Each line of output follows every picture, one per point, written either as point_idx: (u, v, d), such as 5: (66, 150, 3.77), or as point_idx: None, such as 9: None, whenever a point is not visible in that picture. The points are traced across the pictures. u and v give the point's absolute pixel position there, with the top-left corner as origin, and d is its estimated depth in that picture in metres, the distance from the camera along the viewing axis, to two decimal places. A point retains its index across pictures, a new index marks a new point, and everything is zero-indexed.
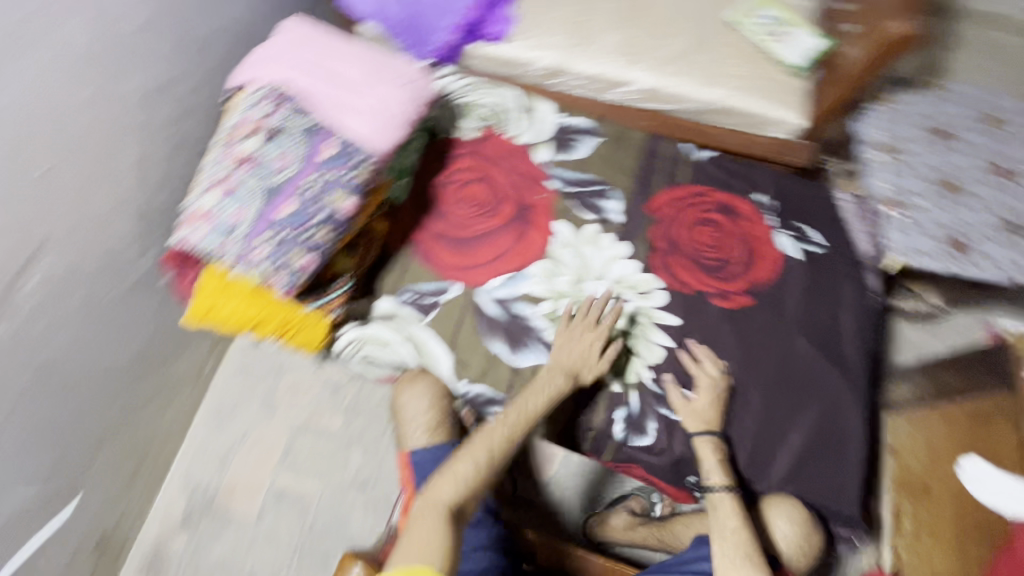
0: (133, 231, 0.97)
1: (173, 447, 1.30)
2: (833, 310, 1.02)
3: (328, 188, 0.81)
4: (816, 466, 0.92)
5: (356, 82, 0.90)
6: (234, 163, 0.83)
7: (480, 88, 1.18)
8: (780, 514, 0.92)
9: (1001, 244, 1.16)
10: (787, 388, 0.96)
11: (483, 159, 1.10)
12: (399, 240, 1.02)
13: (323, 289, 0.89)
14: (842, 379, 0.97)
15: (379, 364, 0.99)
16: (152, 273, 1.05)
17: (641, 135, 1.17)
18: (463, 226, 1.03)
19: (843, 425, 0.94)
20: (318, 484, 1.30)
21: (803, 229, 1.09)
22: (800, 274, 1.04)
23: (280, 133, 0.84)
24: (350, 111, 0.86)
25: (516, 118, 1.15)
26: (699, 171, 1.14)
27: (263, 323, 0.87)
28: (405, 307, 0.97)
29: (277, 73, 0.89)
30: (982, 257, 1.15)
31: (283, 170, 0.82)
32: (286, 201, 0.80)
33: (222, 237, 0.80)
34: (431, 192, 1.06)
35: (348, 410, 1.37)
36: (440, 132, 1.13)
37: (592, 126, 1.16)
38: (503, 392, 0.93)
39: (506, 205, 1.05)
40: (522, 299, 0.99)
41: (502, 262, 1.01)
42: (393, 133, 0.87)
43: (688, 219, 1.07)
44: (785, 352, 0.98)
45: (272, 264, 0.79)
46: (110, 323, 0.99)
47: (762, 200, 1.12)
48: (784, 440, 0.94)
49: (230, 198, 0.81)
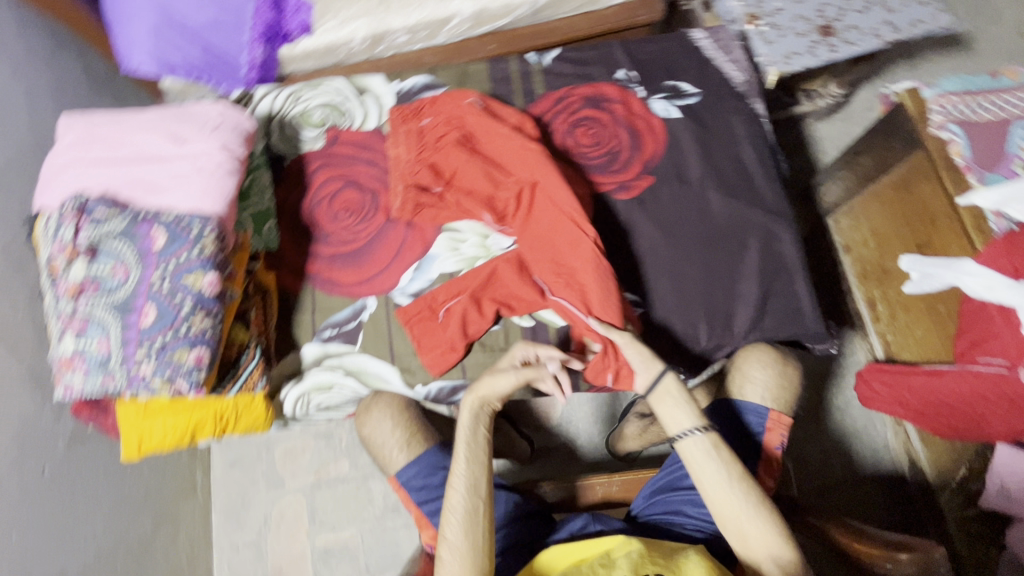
0: (33, 400, 0.93)
1: (204, 565, 1.30)
2: (732, 152, 1.00)
3: (180, 277, 0.73)
4: (776, 307, 0.92)
5: (161, 150, 0.82)
6: (67, 296, 0.71)
7: (304, 90, 1.09)
8: (755, 363, 0.90)
9: (860, 12, 1.12)
10: (721, 245, 0.94)
11: (343, 161, 1.02)
12: (295, 281, 0.96)
13: (232, 374, 0.82)
14: (766, 213, 0.96)
15: (338, 406, 0.97)
16: (79, 427, 1.02)
17: (483, 65, 1.10)
18: (351, 239, 0.97)
19: (783, 255, 0.94)
20: (354, 528, 1.32)
21: (674, 85, 1.05)
22: (687, 130, 1.01)
23: (100, 244, 0.73)
24: (167, 182, 0.79)
25: (355, 105, 1.07)
26: (553, 75, 1.08)
27: (198, 428, 0.84)
28: (332, 345, 0.93)
29: (64, 180, 0.79)
30: (850, 33, 1.10)
31: (123, 280, 0.72)
32: (144, 310, 0.72)
33: (101, 373, 0.72)
34: (304, 218, 0.99)
35: (349, 451, 1.38)
36: (284, 153, 1.04)
37: (431, 80, 1.10)
38: (461, 378, 0.92)
39: (383, 194, 0.99)
40: (439, 283, 0.95)
41: (404, 255, 0.96)
42: (225, 185, 0.81)
43: (561, 128, 1.02)
44: (702, 214, 0.96)
45: (166, 374, 0.73)
46: (68, 500, 0.98)
47: (623, 75, 1.07)
48: (738, 296, 0.92)
49: (85, 333, 0.72)
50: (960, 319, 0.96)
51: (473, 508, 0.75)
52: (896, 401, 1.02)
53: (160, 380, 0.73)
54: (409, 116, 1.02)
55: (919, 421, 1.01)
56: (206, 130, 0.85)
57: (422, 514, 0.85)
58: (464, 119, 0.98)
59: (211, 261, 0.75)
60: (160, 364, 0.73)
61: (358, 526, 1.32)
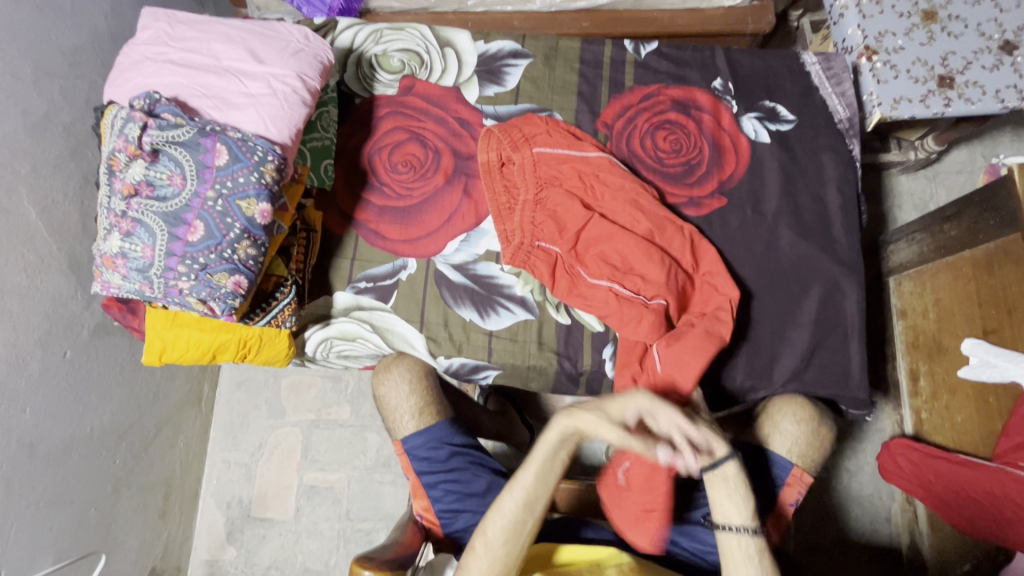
0: (67, 285, 0.95)
1: (195, 474, 1.33)
2: (815, 192, 0.94)
3: (233, 200, 0.71)
4: (824, 363, 0.88)
5: (237, 65, 0.80)
6: (122, 195, 0.70)
7: (386, 30, 1.04)
8: (788, 417, 0.88)
9: (988, 69, 1.02)
10: (781, 286, 0.90)
11: (413, 113, 0.98)
12: (340, 226, 0.94)
13: (264, 307, 0.82)
14: (835, 263, 0.90)
15: (357, 357, 0.97)
16: (105, 319, 1.04)
17: (575, 43, 1.04)
18: (404, 195, 0.95)
19: (843, 311, 0.89)
20: (342, 473, 1.34)
21: (771, 107, 0.99)
22: (773, 158, 0.95)
23: (161, 148, 0.71)
24: (237, 100, 0.77)
25: (436, 57, 1.03)
26: (646, 69, 1.02)
27: (220, 350, 0.84)
28: (363, 296, 0.92)
29: (137, 76, 0.78)
30: (970, 89, 1.01)
31: (178, 190, 0.71)
32: (194, 225, 0.71)
33: (139, 278, 0.71)
34: (362, 163, 0.96)
35: (353, 398, 1.39)
36: (355, 93, 1.00)
37: (519, 47, 1.04)
38: (483, 358, 0.90)
39: (446, 156, 0.96)
40: (483, 259, 0.92)
41: (454, 224, 0.93)
42: (294, 115, 0.79)
43: (643, 127, 0.97)
44: (769, 250, 0.91)
45: (201, 294, 0.72)
46: (83, 386, 1.00)
47: (720, 85, 1.00)
48: (786, 342, 0.88)
49: (132, 236, 0.70)
50: (1011, 419, 0.90)
51: (521, 525, 0.72)
52: (916, 482, 1.00)
53: (195, 299, 0.73)
54: (520, 142, 0.93)
55: (933, 505, 0.98)
56: (285, 55, 0.83)
57: (418, 484, 0.86)
58: (582, 167, 0.91)
59: (265, 191, 0.73)
60: (197, 285, 0.72)
61: (346, 472, 1.34)
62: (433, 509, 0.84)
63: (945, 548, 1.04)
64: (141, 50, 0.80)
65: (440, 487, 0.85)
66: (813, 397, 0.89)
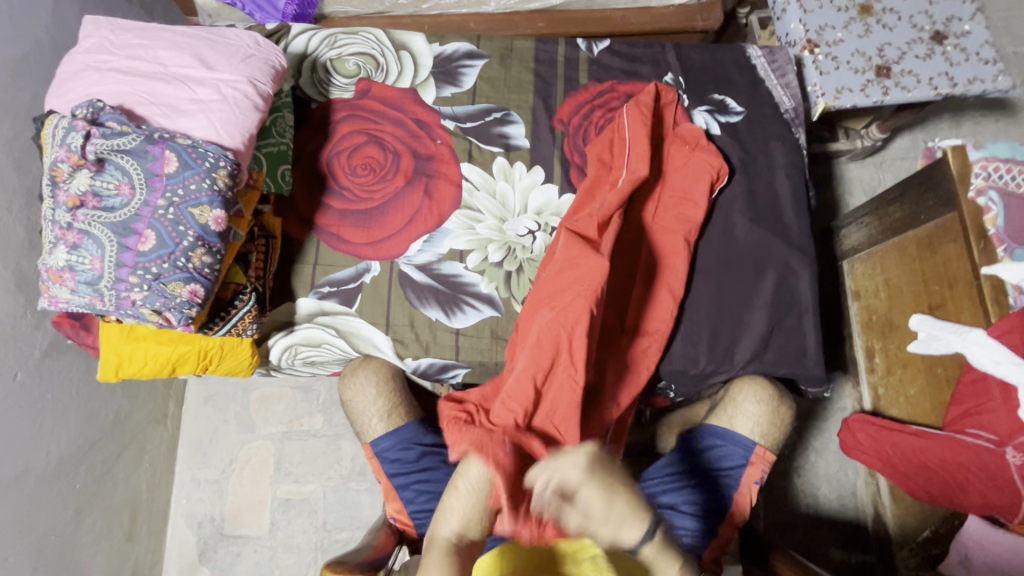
0: (16, 305, 0.91)
1: (163, 495, 1.29)
2: (766, 179, 0.98)
3: (185, 207, 0.70)
4: (783, 343, 0.91)
5: (185, 71, 0.78)
6: (66, 206, 0.68)
7: (340, 35, 1.04)
8: (749, 397, 0.89)
9: (921, 58, 1.07)
10: (737, 269, 0.93)
11: (371, 116, 0.98)
12: (301, 231, 0.93)
13: (223, 315, 0.81)
14: (787, 247, 0.94)
15: (324, 363, 0.96)
16: (60, 337, 1.00)
17: (529, 43, 1.06)
18: (365, 198, 0.94)
19: (798, 292, 0.92)
20: (317, 484, 1.32)
21: (720, 99, 1.02)
22: (725, 148, 0.98)
23: (106, 158, 0.69)
24: (186, 107, 0.76)
25: (391, 60, 1.03)
26: (599, 66, 1.04)
27: (178, 362, 0.82)
28: (327, 302, 0.91)
29: (80, 85, 0.76)
30: (906, 78, 1.06)
31: (126, 200, 0.69)
32: (144, 234, 0.69)
33: (88, 291, 0.69)
34: (320, 168, 0.95)
35: (325, 407, 1.37)
36: (311, 97, 1.00)
37: (474, 48, 1.05)
38: (451, 357, 0.91)
39: (406, 158, 0.96)
40: (447, 258, 0.92)
41: (416, 225, 0.93)
42: (246, 120, 0.78)
43: (598, 123, 0.99)
44: (724, 237, 0.94)
45: (155, 304, 0.70)
46: (37, 409, 0.96)
47: (671, 79, 1.03)
48: (745, 325, 0.91)
49: (78, 248, 0.68)
50: (958, 387, 0.94)
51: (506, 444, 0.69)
52: (879, 457, 1.01)
53: (148, 311, 0.71)
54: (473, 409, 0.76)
55: (896, 479, 0.99)
56: (235, 60, 0.82)
57: (390, 486, 0.86)
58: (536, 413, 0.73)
59: (218, 197, 0.72)
60: (149, 295, 0.70)
61: (321, 482, 1.32)
62: (406, 510, 0.84)
63: (905, 519, 1.08)
64: (84, 59, 0.78)
65: (412, 489, 0.85)
66: (777, 379, 0.91)
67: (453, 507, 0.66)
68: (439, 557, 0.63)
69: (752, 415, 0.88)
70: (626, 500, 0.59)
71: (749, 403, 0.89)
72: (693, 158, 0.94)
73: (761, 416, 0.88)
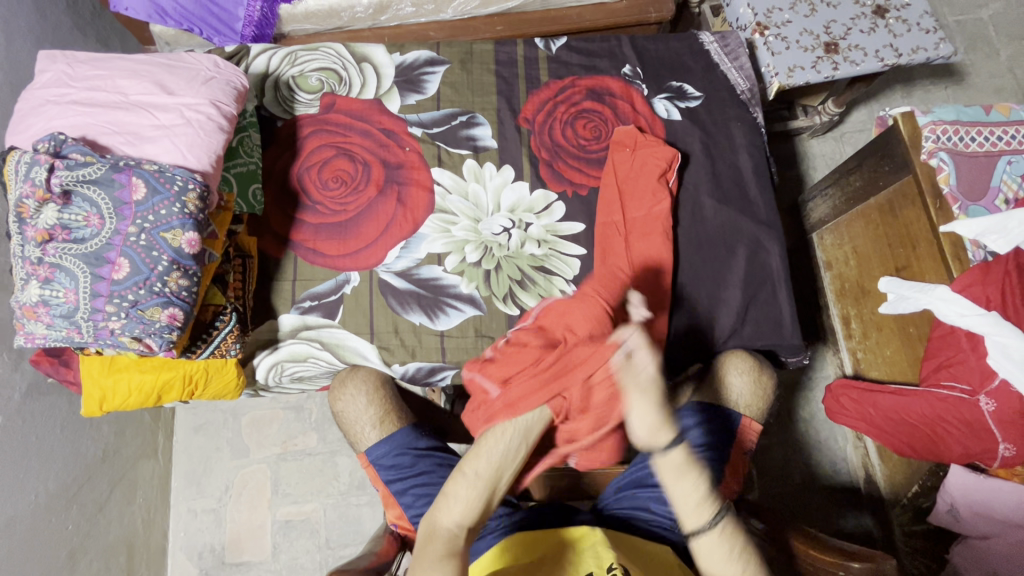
0: None
1: (160, 529, 1.27)
2: (729, 159, 1.00)
3: (157, 232, 0.70)
4: (760, 317, 0.93)
5: (146, 97, 0.78)
6: (35, 241, 0.68)
7: (301, 52, 1.05)
8: (732, 370, 0.91)
9: (866, 32, 1.11)
10: (710, 249, 0.95)
11: (337, 129, 0.99)
12: (278, 248, 0.93)
13: (205, 337, 0.80)
14: (756, 222, 0.97)
15: (312, 378, 0.96)
16: (38, 379, 0.99)
17: (488, 46, 1.07)
18: (339, 211, 0.95)
19: (769, 266, 0.95)
20: (317, 501, 1.31)
21: (677, 86, 1.05)
22: (687, 132, 1.01)
23: (73, 190, 0.69)
24: (150, 133, 0.76)
25: (354, 73, 1.04)
26: (559, 63, 1.06)
27: (164, 390, 0.82)
28: (309, 316, 0.91)
29: (40, 120, 0.75)
30: (853, 52, 1.10)
31: (97, 230, 0.69)
32: (117, 263, 0.69)
33: (64, 324, 0.69)
34: (292, 185, 0.96)
35: (318, 424, 1.36)
36: (277, 116, 1.00)
37: (434, 54, 1.07)
38: (438, 359, 0.91)
39: (377, 167, 0.97)
40: (425, 262, 0.93)
41: (391, 233, 0.94)
42: (212, 141, 0.78)
43: (563, 118, 1.01)
44: (694, 218, 0.97)
45: (134, 331, 0.70)
46: (21, 452, 0.94)
47: (629, 70, 1.06)
48: (721, 303, 0.93)
49: (51, 282, 0.68)
50: (930, 343, 0.97)
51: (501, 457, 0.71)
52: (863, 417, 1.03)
53: (127, 339, 0.71)
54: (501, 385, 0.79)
55: (880, 438, 1.02)
56: (195, 83, 0.82)
57: (388, 493, 0.86)
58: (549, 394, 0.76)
59: (188, 219, 0.72)
60: (126, 323, 0.70)
61: (321, 500, 1.31)
62: (406, 515, 0.85)
63: (894, 476, 1.11)
64: (41, 94, 0.77)
65: (411, 493, 0.85)
66: (759, 351, 0.94)
67: (458, 495, 0.69)
68: (440, 555, 0.66)
69: (734, 386, 0.90)
70: (655, 431, 0.67)
71: (730, 374, 0.91)
72: (653, 147, 0.96)
73: (740, 383, 0.90)
